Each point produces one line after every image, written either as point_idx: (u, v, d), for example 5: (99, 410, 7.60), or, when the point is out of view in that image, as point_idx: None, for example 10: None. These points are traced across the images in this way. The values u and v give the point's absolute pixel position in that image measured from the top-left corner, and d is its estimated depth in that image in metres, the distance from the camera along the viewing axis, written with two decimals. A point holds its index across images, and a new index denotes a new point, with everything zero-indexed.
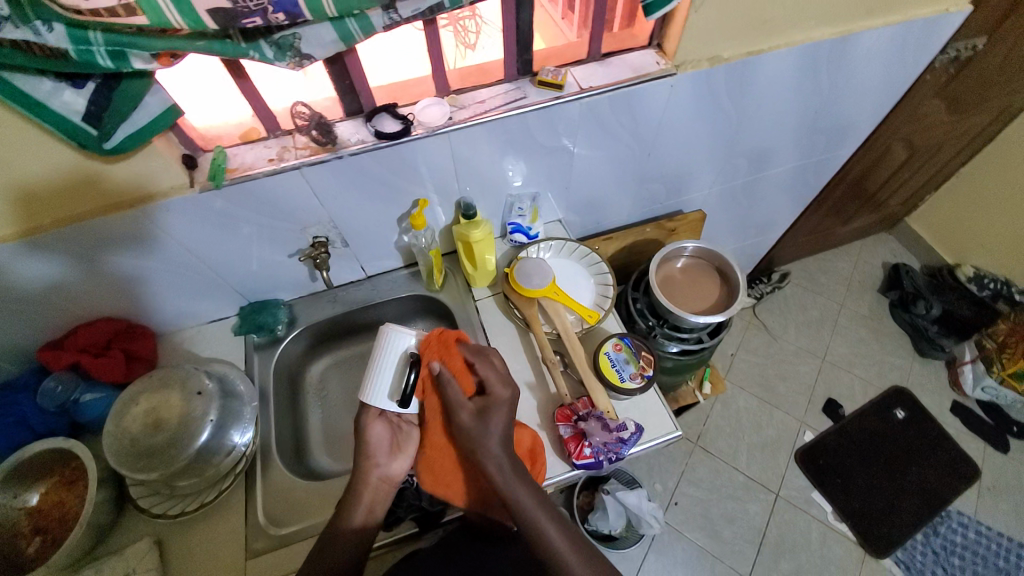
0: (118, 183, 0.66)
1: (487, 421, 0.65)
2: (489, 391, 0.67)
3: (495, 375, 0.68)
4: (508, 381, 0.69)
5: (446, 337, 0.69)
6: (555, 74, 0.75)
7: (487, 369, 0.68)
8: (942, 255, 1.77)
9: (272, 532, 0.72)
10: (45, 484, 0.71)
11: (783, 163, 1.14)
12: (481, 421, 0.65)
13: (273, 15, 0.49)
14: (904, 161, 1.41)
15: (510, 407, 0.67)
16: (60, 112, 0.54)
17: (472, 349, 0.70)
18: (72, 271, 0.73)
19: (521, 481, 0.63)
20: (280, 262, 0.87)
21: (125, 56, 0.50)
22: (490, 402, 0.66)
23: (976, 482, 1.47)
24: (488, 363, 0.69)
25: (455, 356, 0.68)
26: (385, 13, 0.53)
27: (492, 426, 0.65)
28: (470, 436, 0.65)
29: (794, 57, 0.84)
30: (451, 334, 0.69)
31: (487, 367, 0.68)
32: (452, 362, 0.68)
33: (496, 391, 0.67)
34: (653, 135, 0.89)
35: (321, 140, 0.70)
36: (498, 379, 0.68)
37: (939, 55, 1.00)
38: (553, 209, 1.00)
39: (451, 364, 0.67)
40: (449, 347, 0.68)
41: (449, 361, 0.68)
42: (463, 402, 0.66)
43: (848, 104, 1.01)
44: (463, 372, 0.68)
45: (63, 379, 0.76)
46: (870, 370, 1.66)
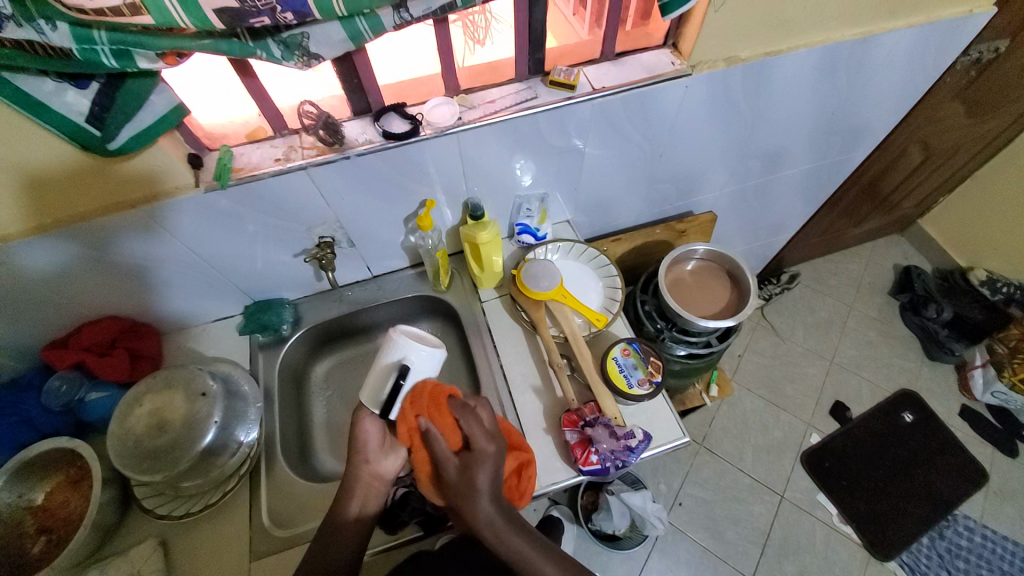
0: (122, 183, 0.65)
1: (473, 477, 0.61)
2: (473, 445, 0.63)
3: (481, 429, 0.64)
4: (495, 436, 0.64)
5: (435, 390, 0.65)
6: (568, 74, 0.73)
7: (473, 423, 0.64)
8: (954, 257, 1.74)
9: (277, 533, 0.72)
10: (50, 484, 0.71)
11: (797, 165, 1.11)
12: (468, 477, 0.61)
13: (282, 15, 0.47)
14: (919, 163, 1.38)
15: (495, 463, 0.62)
16: (62, 113, 0.53)
17: (459, 403, 0.65)
18: (77, 270, 0.72)
19: (513, 529, 0.60)
20: (286, 262, 0.87)
21: (130, 56, 0.49)
22: (475, 457, 0.62)
23: (984, 486, 1.46)
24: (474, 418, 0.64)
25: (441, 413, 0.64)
26: (395, 12, 0.52)
27: (478, 483, 0.60)
28: (457, 492, 0.61)
29: (812, 58, 0.81)
30: (442, 389, 0.66)
31: (473, 420, 0.64)
32: (439, 420, 0.63)
33: (483, 446, 0.62)
34: (666, 136, 0.87)
35: (327, 140, 0.69)
36: (484, 431, 0.64)
37: (961, 57, 0.97)
38: (561, 210, 0.99)
39: (436, 421, 0.63)
40: (433, 400, 0.64)
41: (437, 420, 0.63)
42: (448, 456, 0.62)
43: (866, 105, 0.99)
44: (451, 428, 0.64)
45: (67, 378, 0.76)
46: (879, 373, 1.64)
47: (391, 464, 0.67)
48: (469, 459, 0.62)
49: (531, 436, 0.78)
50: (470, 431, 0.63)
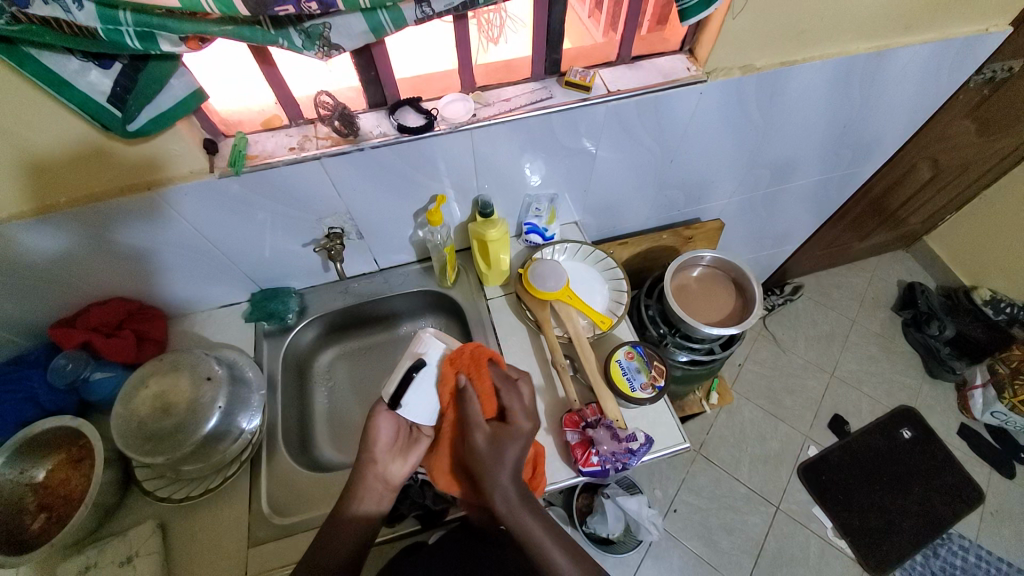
0: (139, 164, 0.65)
1: (502, 451, 0.62)
2: (512, 420, 0.64)
3: (520, 405, 0.65)
4: (531, 414, 0.66)
5: (482, 354, 0.65)
6: (584, 75, 0.73)
7: (514, 396, 0.66)
8: (959, 276, 1.74)
9: (275, 520, 0.72)
10: (52, 462, 0.72)
11: (806, 176, 1.11)
12: (497, 448, 0.62)
13: (307, 4, 0.47)
14: (927, 180, 1.38)
15: (526, 440, 0.64)
16: (85, 92, 0.53)
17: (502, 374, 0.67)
18: (89, 250, 0.73)
19: (527, 507, 0.62)
20: (294, 251, 0.87)
21: (153, 38, 0.49)
22: (507, 429, 0.63)
23: (980, 506, 1.46)
24: (514, 393, 0.66)
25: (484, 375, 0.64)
26: (417, 6, 0.52)
27: (508, 454, 0.62)
28: (480, 460, 0.62)
29: (827, 69, 0.82)
30: (485, 354, 0.65)
31: (513, 396, 0.65)
32: (479, 384, 0.64)
33: (519, 421, 0.64)
34: (678, 141, 0.87)
35: (343, 131, 0.68)
36: (523, 408, 0.66)
37: (974, 75, 0.98)
38: (570, 211, 0.99)
39: (478, 385, 0.63)
40: (481, 366, 0.64)
41: (477, 381, 0.64)
42: (478, 424, 0.63)
43: (878, 120, 1.00)
44: (487, 395, 0.64)
45: (73, 356, 0.76)
46: (879, 389, 1.64)
47: (392, 458, 0.67)
48: (499, 431, 0.63)
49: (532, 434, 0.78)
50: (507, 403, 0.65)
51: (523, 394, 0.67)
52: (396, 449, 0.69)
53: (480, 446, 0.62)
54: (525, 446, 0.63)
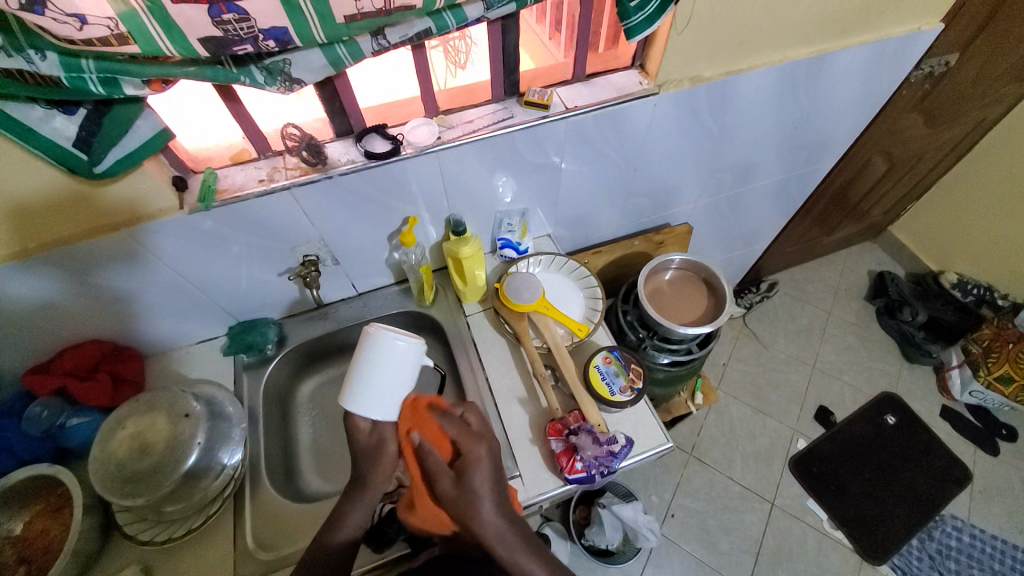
0: (108, 206, 0.66)
1: (469, 486, 0.61)
2: (460, 453, 0.63)
3: (466, 434, 0.65)
4: (481, 437, 0.65)
5: (422, 402, 0.66)
6: (541, 95, 0.77)
7: (460, 426, 0.65)
8: (925, 262, 1.82)
9: (261, 556, 0.71)
10: (29, 513, 0.69)
11: (767, 176, 1.16)
12: (462, 486, 0.61)
13: (264, 43, 0.50)
14: (884, 173, 1.45)
15: (487, 462, 0.63)
16: (51, 138, 0.54)
17: (446, 412, 0.67)
18: (65, 292, 0.73)
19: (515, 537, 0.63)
20: (270, 281, 0.87)
21: (117, 84, 0.51)
22: (466, 462, 0.62)
23: (968, 486, 1.49)
24: (455, 424, 0.65)
25: (428, 422, 0.65)
26: (374, 39, 0.55)
27: (476, 485, 0.61)
28: (457, 504, 0.60)
29: (772, 75, 0.86)
30: (423, 398, 0.67)
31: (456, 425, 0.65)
32: (428, 431, 0.65)
33: (472, 448, 0.63)
34: (639, 151, 0.91)
35: (310, 161, 0.71)
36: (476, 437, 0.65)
37: (914, 72, 1.03)
38: (542, 224, 1.01)
39: (427, 433, 0.64)
40: (424, 409, 0.66)
41: (427, 429, 0.65)
42: (440, 471, 0.62)
43: (826, 120, 1.05)
44: (438, 436, 0.64)
45: (49, 404, 0.75)
46: (860, 377, 1.68)
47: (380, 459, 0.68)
48: (460, 468, 0.62)
49: (518, 446, 0.79)
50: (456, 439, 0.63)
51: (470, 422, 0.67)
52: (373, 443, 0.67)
53: (449, 492, 0.60)
54: (491, 469, 0.63)
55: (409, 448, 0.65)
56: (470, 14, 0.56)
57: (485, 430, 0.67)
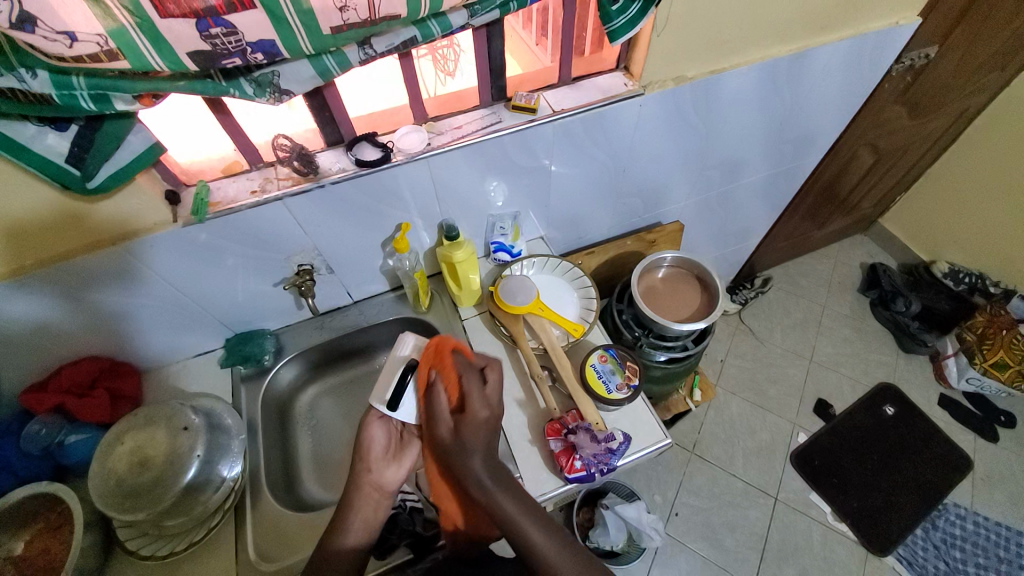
0: (103, 222, 0.67)
1: (464, 441, 0.63)
2: (467, 408, 0.65)
3: (478, 394, 0.66)
4: (490, 403, 0.67)
5: (448, 346, 0.70)
6: (529, 99, 0.78)
7: (475, 382, 0.67)
8: (917, 252, 1.83)
9: (264, 567, 0.71)
10: (28, 534, 0.69)
11: (755, 172, 1.18)
12: (458, 438, 0.64)
13: (253, 56, 0.51)
14: (872, 165, 1.47)
15: (489, 427, 0.65)
16: (44, 155, 0.54)
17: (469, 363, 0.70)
18: (60, 309, 0.73)
19: None
20: (266, 292, 0.88)
21: (108, 99, 0.51)
22: (467, 419, 0.64)
23: (969, 473, 1.49)
24: (474, 380, 0.67)
25: (449, 365, 0.69)
26: (360, 49, 0.56)
27: (469, 443, 0.63)
28: (446, 450, 0.64)
29: (755, 73, 0.88)
30: (448, 345, 0.70)
31: (470, 382, 0.67)
32: (444, 373, 0.68)
33: (477, 409, 0.65)
34: (628, 152, 0.92)
35: (303, 170, 0.71)
36: (483, 399, 0.66)
37: (895, 65, 1.05)
38: (534, 227, 1.02)
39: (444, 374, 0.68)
40: (448, 354, 0.69)
41: (443, 373, 0.68)
42: (442, 416, 0.65)
43: (811, 115, 1.07)
44: (453, 386, 0.68)
45: (47, 422, 0.75)
46: (858, 369, 1.69)
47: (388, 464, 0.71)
48: (461, 421, 0.65)
49: (517, 448, 0.79)
50: (468, 391, 0.66)
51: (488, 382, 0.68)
52: (390, 454, 0.73)
53: (443, 435, 0.64)
54: (490, 438, 0.65)
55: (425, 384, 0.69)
56: (455, 21, 0.57)
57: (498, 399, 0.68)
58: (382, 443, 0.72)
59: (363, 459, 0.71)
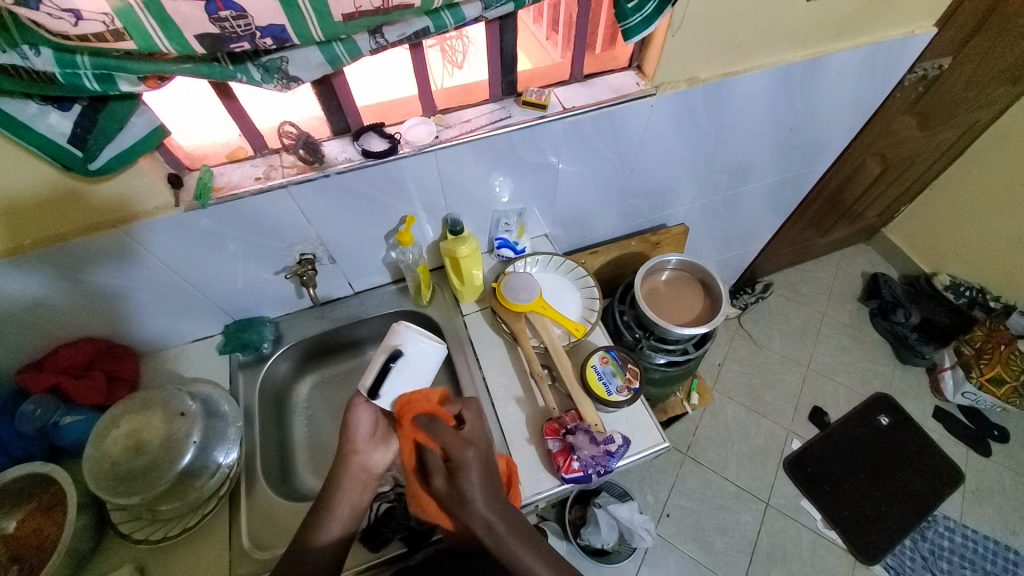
0: (104, 203, 0.66)
1: (460, 485, 0.61)
2: (452, 456, 0.62)
3: (456, 436, 0.63)
4: (472, 441, 0.64)
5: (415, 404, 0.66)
6: (539, 95, 0.77)
7: (449, 429, 0.64)
8: (919, 264, 1.83)
9: (256, 555, 0.71)
10: (22, 513, 0.67)
11: (762, 178, 1.17)
12: (456, 487, 0.61)
13: (261, 40, 0.50)
14: (878, 175, 1.46)
15: (477, 465, 0.62)
16: (45, 134, 0.53)
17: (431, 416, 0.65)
18: (59, 289, 0.72)
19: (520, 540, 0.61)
20: (266, 280, 0.87)
21: (112, 80, 0.50)
22: (457, 466, 0.61)
23: (961, 486, 1.50)
24: (444, 426, 0.64)
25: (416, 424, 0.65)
26: (371, 37, 0.55)
27: (466, 491, 0.60)
28: (448, 501, 0.61)
29: (767, 78, 0.87)
30: (416, 400, 0.66)
31: (444, 432, 0.63)
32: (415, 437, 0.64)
33: (461, 453, 0.62)
34: (636, 152, 0.91)
35: (308, 159, 0.70)
36: (464, 442, 0.63)
37: (908, 75, 1.04)
38: (539, 224, 1.01)
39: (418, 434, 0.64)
40: (414, 413, 0.65)
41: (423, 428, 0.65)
42: (437, 468, 0.63)
43: (821, 122, 1.06)
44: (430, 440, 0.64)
45: (42, 402, 0.74)
46: (854, 378, 1.69)
47: (379, 451, 0.69)
48: (452, 470, 0.62)
49: (514, 445, 0.79)
50: (446, 441, 0.63)
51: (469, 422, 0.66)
52: (377, 438, 0.70)
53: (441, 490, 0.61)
54: (481, 474, 0.62)
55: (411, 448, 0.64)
56: (469, 13, 0.56)
57: (478, 437, 0.65)
58: (369, 428, 0.70)
59: (349, 440, 0.68)
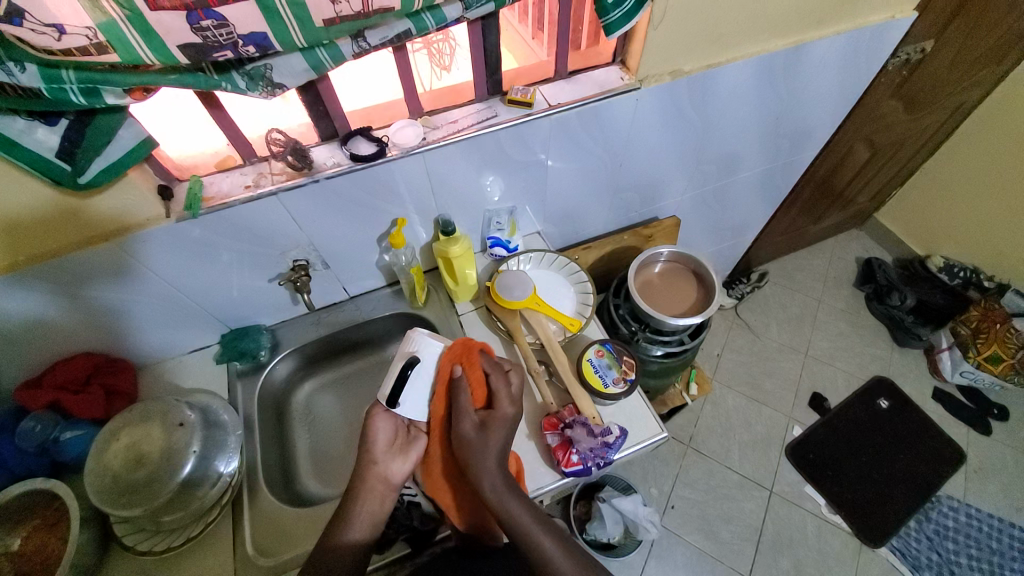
0: (97, 218, 0.66)
1: (489, 436, 0.66)
2: (496, 406, 0.69)
3: (506, 391, 0.71)
4: (516, 402, 0.71)
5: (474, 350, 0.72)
6: (524, 92, 0.78)
7: (503, 383, 0.71)
8: (912, 246, 1.84)
9: (261, 562, 0.71)
10: (25, 529, 0.67)
11: (752, 167, 1.18)
12: (483, 432, 0.67)
13: (244, 48, 0.51)
14: (868, 160, 1.47)
15: (511, 424, 0.69)
16: (34, 150, 0.54)
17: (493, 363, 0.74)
18: (55, 304, 0.72)
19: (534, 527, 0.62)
20: (261, 287, 0.88)
21: (98, 93, 0.51)
22: (494, 417, 0.68)
23: (962, 465, 1.51)
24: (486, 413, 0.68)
25: (477, 365, 0.71)
26: (354, 42, 0.55)
27: (492, 440, 0.66)
28: (467, 444, 0.66)
29: (751, 67, 0.88)
30: (476, 345, 0.73)
31: (500, 382, 0.71)
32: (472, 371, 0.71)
33: (503, 407, 0.69)
34: (624, 147, 0.92)
35: (296, 165, 0.71)
36: (510, 398, 0.70)
37: (891, 59, 1.05)
38: (531, 222, 1.02)
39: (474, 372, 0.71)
40: (474, 354, 0.71)
41: (470, 370, 0.70)
42: (468, 410, 0.68)
43: (807, 109, 1.06)
44: (479, 385, 0.70)
45: (41, 418, 0.74)
46: (853, 363, 1.70)
47: (395, 461, 0.69)
48: (488, 416, 0.68)
49: (514, 442, 0.79)
50: (495, 390, 0.70)
51: (511, 382, 0.72)
52: (396, 448, 0.70)
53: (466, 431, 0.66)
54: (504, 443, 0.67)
55: (448, 379, 0.69)
56: (450, 15, 0.57)
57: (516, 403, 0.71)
58: (387, 437, 0.70)
59: (367, 452, 0.68)
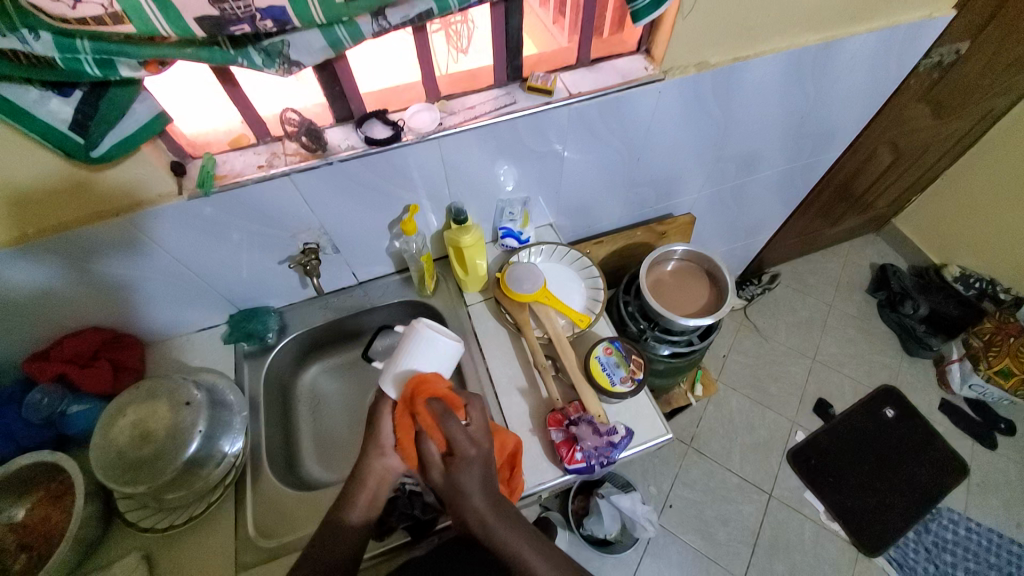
0: (108, 192, 0.65)
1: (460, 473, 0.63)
2: (455, 449, 0.63)
3: (465, 438, 0.63)
4: (478, 442, 0.64)
5: (425, 386, 0.63)
6: (544, 80, 0.75)
7: (456, 426, 0.63)
8: (929, 255, 1.81)
9: (262, 543, 0.71)
10: (29, 501, 0.69)
11: (771, 167, 1.15)
12: (453, 473, 0.63)
13: (262, 23, 0.49)
14: (890, 165, 1.44)
15: (479, 463, 0.64)
16: (47, 121, 0.53)
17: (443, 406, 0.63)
18: (62, 275, 0.71)
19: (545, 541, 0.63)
20: (271, 269, 0.87)
21: (113, 65, 0.50)
22: (456, 460, 0.63)
23: (966, 478, 1.49)
24: (458, 422, 0.63)
25: (426, 410, 0.62)
26: (374, 20, 0.53)
27: (463, 485, 0.62)
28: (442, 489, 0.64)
29: (780, 62, 0.85)
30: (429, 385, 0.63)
31: (455, 428, 0.62)
32: (421, 418, 0.62)
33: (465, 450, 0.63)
34: (643, 140, 0.90)
35: (310, 146, 0.69)
36: (469, 438, 0.64)
37: (923, 60, 1.01)
38: (543, 213, 1.01)
39: (423, 421, 0.62)
40: (424, 398, 0.62)
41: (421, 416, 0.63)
42: (435, 459, 0.64)
43: (833, 109, 1.03)
44: (435, 430, 0.63)
45: (48, 391, 0.75)
46: (860, 370, 1.68)
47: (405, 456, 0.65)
48: (449, 462, 0.63)
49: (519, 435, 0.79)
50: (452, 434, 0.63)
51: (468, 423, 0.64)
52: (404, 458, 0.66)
53: (436, 482, 0.64)
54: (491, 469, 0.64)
55: (412, 429, 0.65)
56: None
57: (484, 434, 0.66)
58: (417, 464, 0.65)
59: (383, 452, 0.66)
